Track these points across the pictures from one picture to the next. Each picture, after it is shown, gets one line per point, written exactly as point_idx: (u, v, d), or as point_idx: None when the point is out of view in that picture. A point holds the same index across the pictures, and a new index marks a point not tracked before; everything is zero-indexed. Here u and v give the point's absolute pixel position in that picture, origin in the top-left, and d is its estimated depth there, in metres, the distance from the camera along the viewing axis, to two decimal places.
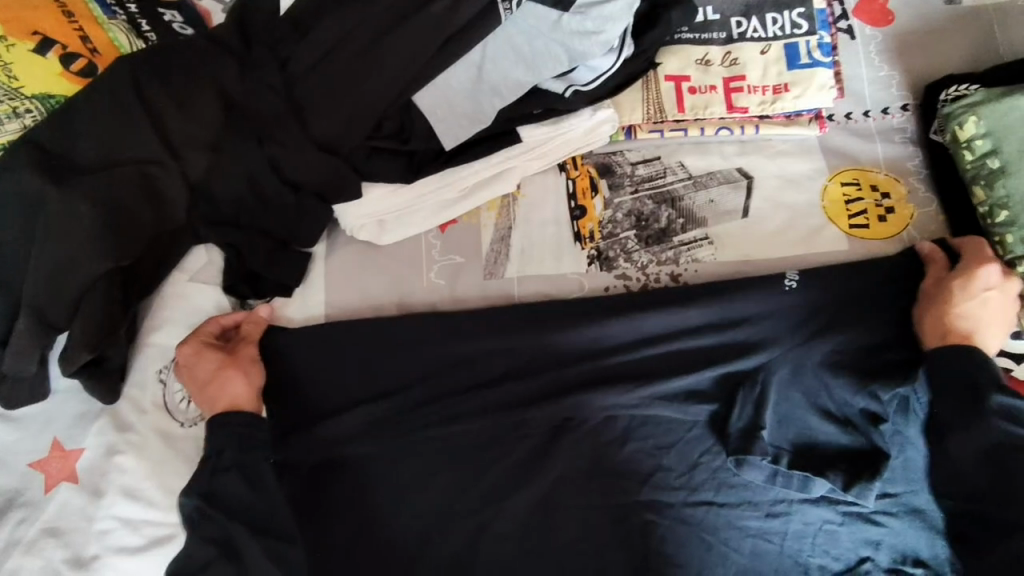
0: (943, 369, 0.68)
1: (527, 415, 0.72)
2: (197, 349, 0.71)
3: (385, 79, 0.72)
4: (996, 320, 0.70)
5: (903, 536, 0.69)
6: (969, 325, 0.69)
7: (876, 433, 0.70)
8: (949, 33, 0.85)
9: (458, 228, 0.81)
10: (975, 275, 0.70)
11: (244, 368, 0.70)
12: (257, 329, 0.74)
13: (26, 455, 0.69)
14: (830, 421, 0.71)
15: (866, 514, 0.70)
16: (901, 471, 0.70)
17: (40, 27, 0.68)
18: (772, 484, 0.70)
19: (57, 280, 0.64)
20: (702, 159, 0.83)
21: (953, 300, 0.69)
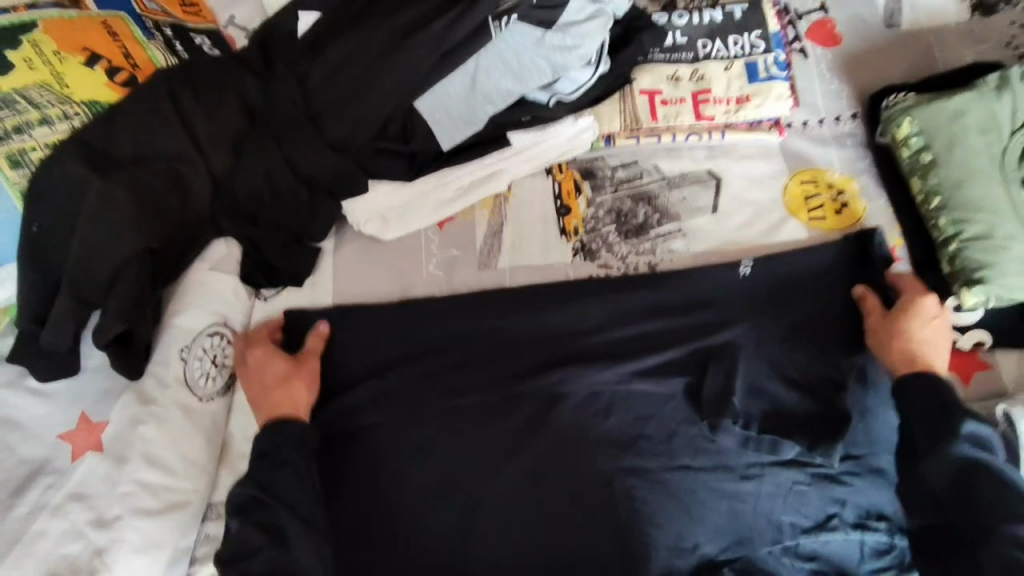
0: (918, 395, 0.71)
1: (517, 389, 0.79)
2: (262, 355, 0.78)
3: (391, 90, 0.82)
4: (943, 347, 0.75)
5: (868, 495, 0.75)
6: (923, 349, 0.74)
7: (840, 398, 0.77)
8: (889, 52, 0.96)
9: (455, 225, 0.89)
10: (921, 306, 0.76)
11: (307, 380, 0.77)
12: (314, 342, 0.80)
13: (56, 427, 0.74)
14: (794, 390, 0.78)
15: (832, 475, 0.75)
16: (863, 435, 0.76)
17: (88, 44, 0.77)
18: (743, 448, 0.75)
19: (100, 256, 0.73)
20: (675, 162, 0.91)
21: (900, 327, 0.75)
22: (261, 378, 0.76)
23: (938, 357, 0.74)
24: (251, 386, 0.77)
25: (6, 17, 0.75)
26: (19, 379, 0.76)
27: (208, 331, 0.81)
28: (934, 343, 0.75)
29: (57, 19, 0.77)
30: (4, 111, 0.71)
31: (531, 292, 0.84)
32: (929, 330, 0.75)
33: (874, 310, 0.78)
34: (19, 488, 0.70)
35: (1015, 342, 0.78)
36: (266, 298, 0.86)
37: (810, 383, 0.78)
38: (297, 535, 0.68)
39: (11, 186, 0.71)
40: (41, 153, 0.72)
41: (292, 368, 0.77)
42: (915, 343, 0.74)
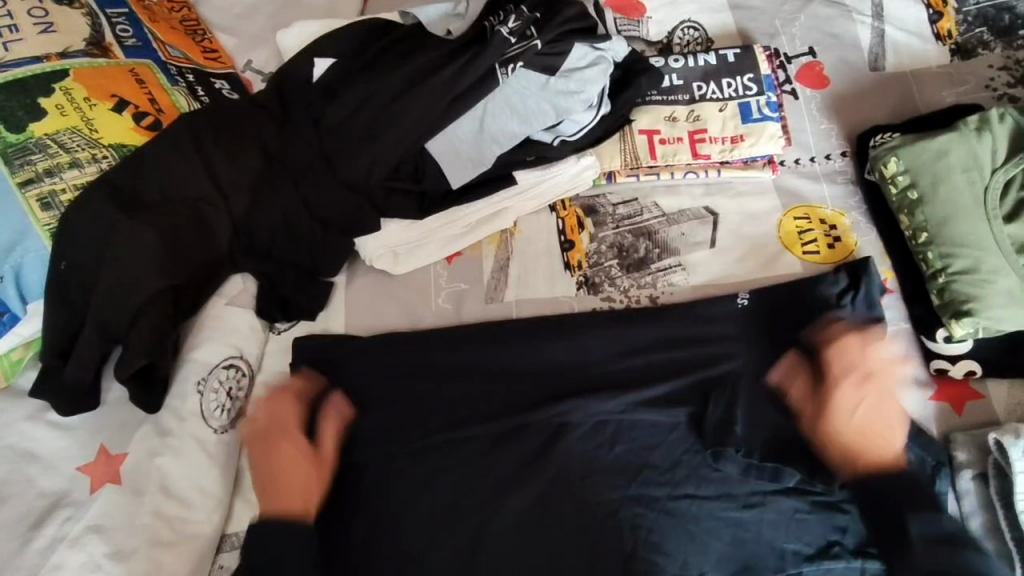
0: (871, 488, 0.73)
1: (523, 420, 0.81)
2: (282, 442, 0.76)
3: (403, 133, 0.86)
4: (887, 418, 0.76)
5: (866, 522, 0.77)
6: (865, 427, 0.76)
7: None
8: (875, 93, 1.01)
9: (463, 260, 0.92)
10: (844, 384, 0.78)
11: (321, 472, 0.76)
12: (330, 428, 0.80)
13: (73, 461, 0.76)
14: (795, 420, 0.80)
15: (832, 502, 0.77)
16: None
17: (117, 91, 0.82)
18: (746, 477, 0.77)
19: (123, 292, 0.76)
20: (674, 199, 0.95)
21: (836, 412, 0.77)
22: (277, 459, 0.75)
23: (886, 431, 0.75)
24: (262, 465, 0.75)
25: (37, 66, 0.79)
26: (40, 414, 0.78)
27: (223, 364, 0.83)
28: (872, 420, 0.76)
29: (86, 67, 0.82)
30: (37, 155, 0.75)
31: (535, 324, 0.87)
32: (869, 403, 0.77)
33: (797, 398, 0.80)
34: (38, 521, 0.72)
35: (1004, 371, 0.80)
36: (280, 331, 0.88)
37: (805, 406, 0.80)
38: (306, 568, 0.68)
39: (40, 225, 0.75)
40: (70, 194, 0.76)
41: (312, 461, 0.76)
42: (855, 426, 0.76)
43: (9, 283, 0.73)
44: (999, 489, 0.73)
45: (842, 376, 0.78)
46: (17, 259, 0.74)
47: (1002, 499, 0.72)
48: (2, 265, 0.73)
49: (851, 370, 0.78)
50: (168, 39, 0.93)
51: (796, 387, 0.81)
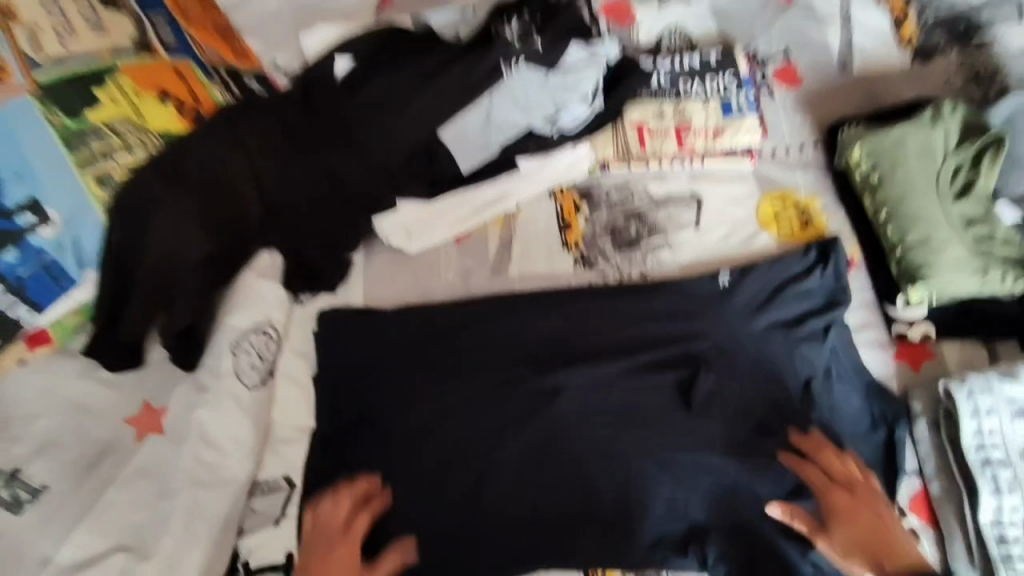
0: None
1: (526, 381, 0.89)
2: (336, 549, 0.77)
3: (418, 119, 0.97)
4: (885, 521, 0.76)
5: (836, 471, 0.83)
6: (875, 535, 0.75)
7: (808, 395, 0.87)
8: (844, 91, 1.11)
9: (471, 240, 1.01)
10: (860, 484, 0.79)
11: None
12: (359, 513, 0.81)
13: (120, 414, 0.84)
14: (772, 383, 0.88)
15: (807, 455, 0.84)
16: (830, 420, 0.86)
17: (162, 85, 0.93)
18: (726, 432, 0.86)
19: (172, 256, 0.87)
20: (662, 186, 1.04)
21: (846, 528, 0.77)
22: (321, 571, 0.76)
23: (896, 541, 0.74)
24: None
25: (92, 62, 0.88)
26: (87, 372, 0.85)
27: (254, 329, 0.92)
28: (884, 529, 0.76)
29: (134, 66, 0.92)
30: (93, 139, 0.84)
31: (536, 295, 0.96)
32: (869, 514, 0.77)
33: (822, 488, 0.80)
34: (90, 466, 0.80)
35: (956, 334, 0.89)
36: (305, 303, 0.96)
37: (773, 367, 0.89)
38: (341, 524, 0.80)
39: (97, 200, 0.84)
40: (122, 173, 0.86)
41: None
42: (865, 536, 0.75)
43: (69, 250, 0.82)
44: (947, 433, 0.82)
45: (837, 485, 0.79)
46: (77, 231, 0.83)
47: (949, 442, 0.82)
48: (64, 236, 0.81)
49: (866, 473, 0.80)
50: (203, 41, 1.03)
51: (817, 475, 0.81)
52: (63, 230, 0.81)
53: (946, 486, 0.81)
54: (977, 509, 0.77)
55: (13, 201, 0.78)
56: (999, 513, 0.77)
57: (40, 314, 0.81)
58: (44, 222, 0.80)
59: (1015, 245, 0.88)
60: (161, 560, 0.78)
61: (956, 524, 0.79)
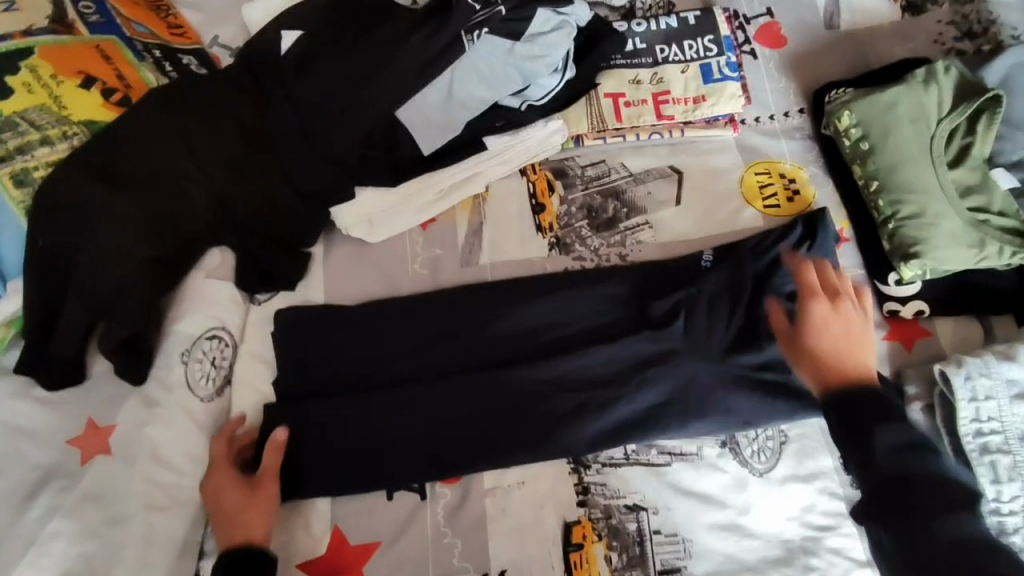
0: (845, 404, 0.65)
1: (502, 377, 0.84)
2: (235, 483, 0.77)
3: (376, 98, 0.89)
4: (865, 340, 0.71)
5: (811, 452, 0.82)
6: (827, 345, 0.70)
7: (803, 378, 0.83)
8: (831, 50, 1.04)
9: (437, 226, 0.94)
10: (812, 306, 0.72)
11: (264, 500, 0.76)
12: (276, 457, 0.78)
13: (62, 435, 0.77)
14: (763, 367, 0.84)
15: (778, 433, 0.83)
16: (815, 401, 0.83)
17: (84, 68, 0.83)
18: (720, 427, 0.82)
19: (109, 261, 0.79)
20: (639, 159, 0.98)
21: (803, 327, 0.72)
22: (222, 506, 0.75)
23: (854, 366, 0.68)
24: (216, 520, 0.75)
25: (3, 44, 0.80)
26: (27, 389, 0.79)
27: (206, 335, 0.85)
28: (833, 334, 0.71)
29: (51, 45, 0.83)
30: (7, 133, 0.77)
31: (510, 286, 0.90)
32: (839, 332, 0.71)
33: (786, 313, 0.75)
34: (30, 493, 0.73)
35: (949, 310, 0.86)
36: (261, 302, 0.89)
37: (766, 352, 0.84)
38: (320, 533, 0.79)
39: (14, 202, 0.77)
40: (41, 172, 0.78)
41: (257, 491, 0.76)
42: (823, 349, 0.69)
43: None
44: (944, 419, 0.78)
45: (816, 294, 0.72)
46: None
47: (946, 426, 0.78)
48: None
49: (813, 315, 0.71)
50: (132, 16, 0.93)
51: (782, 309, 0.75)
52: None
53: None
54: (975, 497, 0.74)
55: None
56: (997, 501, 0.73)
57: None
58: None
59: (1011, 217, 0.83)
60: None
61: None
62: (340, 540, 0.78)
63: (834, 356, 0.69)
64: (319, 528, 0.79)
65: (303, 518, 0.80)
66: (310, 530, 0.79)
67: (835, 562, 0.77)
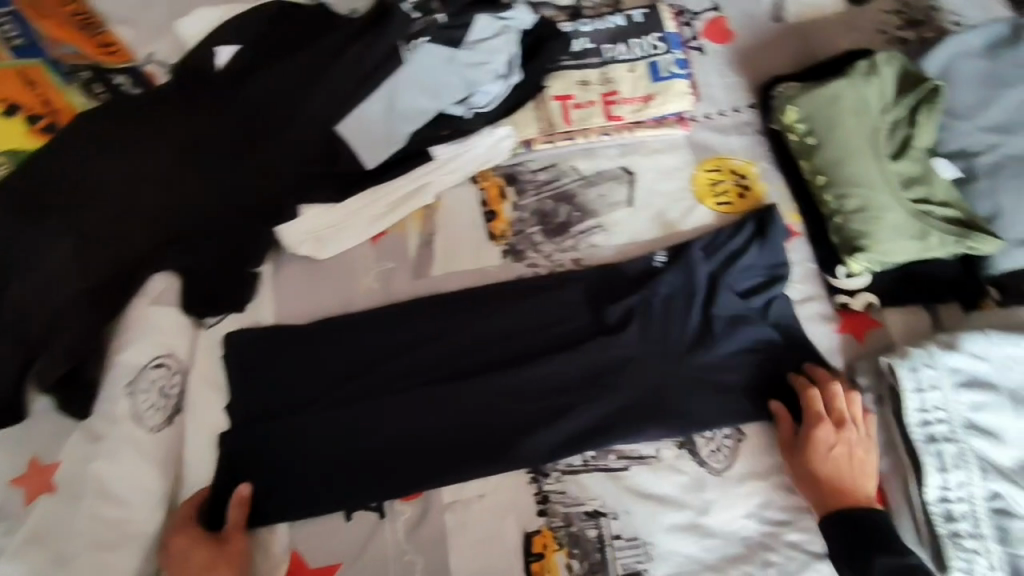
0: (843, 530, 0.73)
1: (457, 390, 0.84)
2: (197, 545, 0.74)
3: (316, 110, 0.89)
4: (866, 464, 0.76)
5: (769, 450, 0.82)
6: (828, 471, 0.75)
7: (753, 378, 0.84)
8: (778, 43, 1.04)
9: (388, 239, 0.92)
10: (820, 437, 0.76)
11: (229, 559, 0.73)
12: (242, 513, 0.76)
13: (5, 475, 0.75)
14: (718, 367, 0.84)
15: (738, 433, 0.83)
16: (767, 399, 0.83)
17: (7, 96, 0.83)
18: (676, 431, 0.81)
19: (43, 296, 0.79)
20: (591, 162, 0.97)
21: (807, 451, 0.76)
22: (185, 570, 0.72)
23: (852, 487, 0.75)
24: None
25: None
26: None
27: (152, 363, 0.83)
28: (841, 465, 0.76)
29: None
30: None
31: (463, 296, 0.89)
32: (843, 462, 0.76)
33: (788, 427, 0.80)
34: None
35: (898, 301, 0.87)
36: (209, 326, 0.86)
37: (718, 352, 0.84)
38: (277, 558, 0.78)
39: None
40: None
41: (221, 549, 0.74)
42: (825, 478, 0.75)
43: None
44: (893, 409, 0.79)
45: (824, 420, 0.77)
46: None
47: (895, 416, 0.79)
48: None
49: (822, 436, 0.76)
50: (59, 35, 0.90)
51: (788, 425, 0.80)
52: None
53: (894, 464, 0.79)
54: (925, 486, 0.75)
55: None
56: (945, 489, 0.75)
57: None
58: None
59: (952, 206, 0.85)
60: None
61: (904, 502, 0.77)
62: (300, 564, 0.78)
63: (837, 480, 0.75)
64: (276, 553, 0.78)
65: (260, 545, 0.78)
66: (268, 556, 0.78)
67: (794, 557, 0.78)
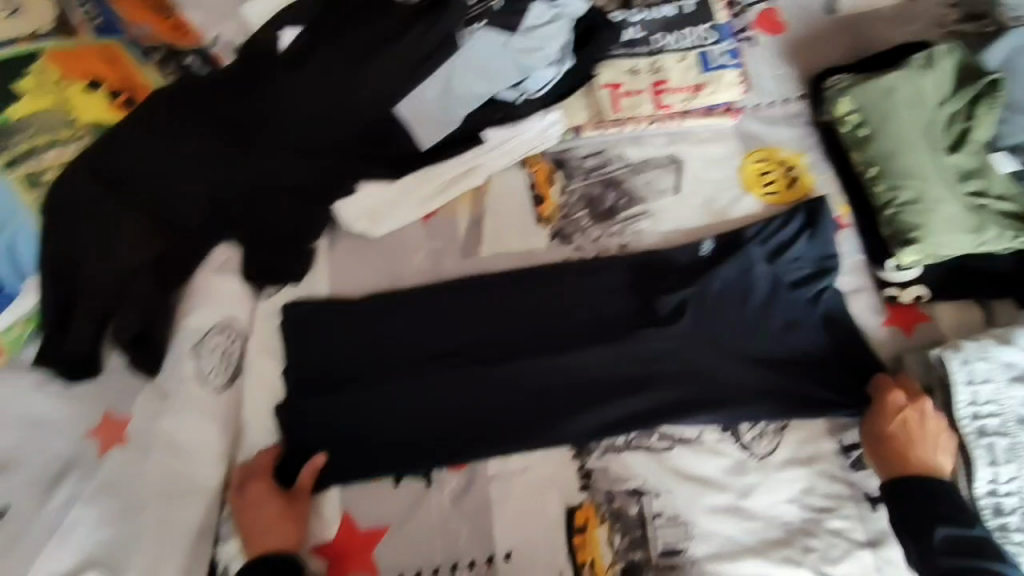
0: (903, 494, 0.73)
1: (503, 366, 0.86)
2: (269, 497, 0.79)
3: (374, 93, 0.90)
4: (943, 435, 0.76)
5: (811, 439, 0.83)
6: (899, 436, 0.76)
7: (796, 370, 0.84)
8: (832, 35, 1.04)
9: (439, 219, 0.95)
10: (893, 402, 0.77)
11: (299, 517, 0.79)
12: (313, 477, 0.81)
13: (79, 427, 0.80)
14: (761, 368, 0.85)
15: (780, 422, 0.83)
16: (804, 392, 0.83)
17: (91, 71, 0.86)
18: (720, 421, 0.83)
19: (114, 261, 0.83)
20: (639, 149, 0.99)
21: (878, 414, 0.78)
22: (254, 518, 0.78)
23: (922, 453, 0.75)
24: (246, 529, 0.77)
25: (9, 49, 0.82)
26: (43, 384, 0.81)
27: (216, 328, 0.87)
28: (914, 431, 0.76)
29: (56, 49, 0.85)
30: (17, 137, 0.79)
31: (511, 276, 0.91)
32: (918, 429, 0.76)
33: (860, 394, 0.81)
34: (52, 482, 0.77)
35: (948, 295, 0.86)
36: (268, 296, 0.91)
37: (756, 342, 0.86)
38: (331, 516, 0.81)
39: (30, 205, 0.79)
40: (54, 172, 0.81)
41: (291, 506, 0.79)
42: (896, 441, 0.76)
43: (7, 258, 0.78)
44: (942, 401, 0.79)
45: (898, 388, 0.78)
46: (10, 237, 0.78)
47: (943, 409, 0.78)
48: None
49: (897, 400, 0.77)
50: (135, 17, 0.95)
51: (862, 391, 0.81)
52: None
53: None
54: (972, 479, 0.75)
55: None
56: (994, 482, 0.74)
57: None
58: None
59: (1010, 199, 0.85)
60: None
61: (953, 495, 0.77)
62: (350, 526, 0.81)
63: (914, 448, 0.75)
64: (327, 514, 0.81)
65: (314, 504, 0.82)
66: (320, 516, 0.81)
67: (835, 545, 0.78)
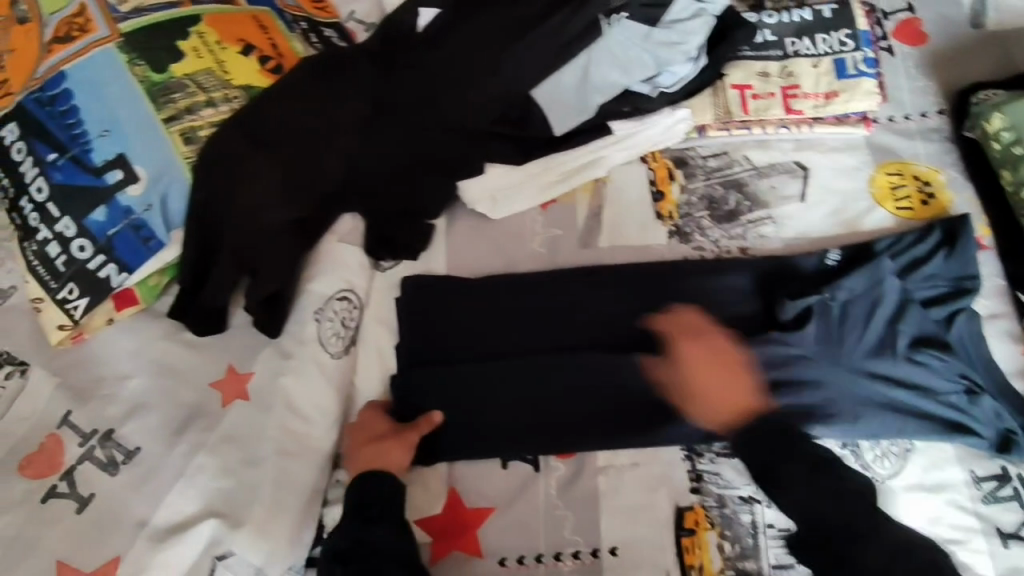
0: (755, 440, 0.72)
1: (619, 358, 0.85)
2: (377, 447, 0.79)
3: (512, 76, 0.91)
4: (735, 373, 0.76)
5: (935, 467, 0.79)
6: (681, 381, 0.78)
7: (931, 395, 0.80)
8: (975, 51, 1.00)
9: (557, 207, 0.95)
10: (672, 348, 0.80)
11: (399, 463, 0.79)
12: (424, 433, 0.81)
13: (205, 378, 0.82)
14: (899, 387, 0.80)
15: (902, 445, 0.80)
16: (938, 417, 0.80)
17: (245, 36, 0.89)
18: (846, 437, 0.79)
19: (252, 222, 0.84)
20: (764, 153, 0.97)
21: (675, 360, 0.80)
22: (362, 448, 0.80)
23: (731, 394, 0.75)
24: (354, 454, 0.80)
25: (173, 10, 0.86)
26: (173, 333, 0.85)
27: (338, 295, 0.89)
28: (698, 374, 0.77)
29: (214, 14, 0.88)
30: (178, 93, 0.83)
31: (628, 270, 0.90)
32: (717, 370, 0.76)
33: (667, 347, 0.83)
34: (178, 429, 0.78)
35: None
36: (385, 269, 0.93)
37: (895, 359, 0.81)
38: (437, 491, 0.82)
39: (183, 158, 0.82)
40: (207, 130, 0.84)
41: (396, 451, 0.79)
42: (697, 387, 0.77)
43: (157, 210, 0.81)
44: None
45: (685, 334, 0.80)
46: (164, 189, 0.82)
47: None
48: (150, 195, 0.81)
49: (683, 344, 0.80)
50: None
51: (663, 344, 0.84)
52: (149, 188, 0.81)
53: None
54: None
55: (100, 157, 0.80)
56: None
57: (127, 275, 0.81)
58: (132, 181, 0.80)
59: None
60: (252, 529, 0.75)
61: None
62: (456, 502, 0.81)
63: (699, 390, 0.76)
64: (435, 488, 0.82)
65: (421, 476, 0.83)
66: (427, 489, 0.82)
67: None
